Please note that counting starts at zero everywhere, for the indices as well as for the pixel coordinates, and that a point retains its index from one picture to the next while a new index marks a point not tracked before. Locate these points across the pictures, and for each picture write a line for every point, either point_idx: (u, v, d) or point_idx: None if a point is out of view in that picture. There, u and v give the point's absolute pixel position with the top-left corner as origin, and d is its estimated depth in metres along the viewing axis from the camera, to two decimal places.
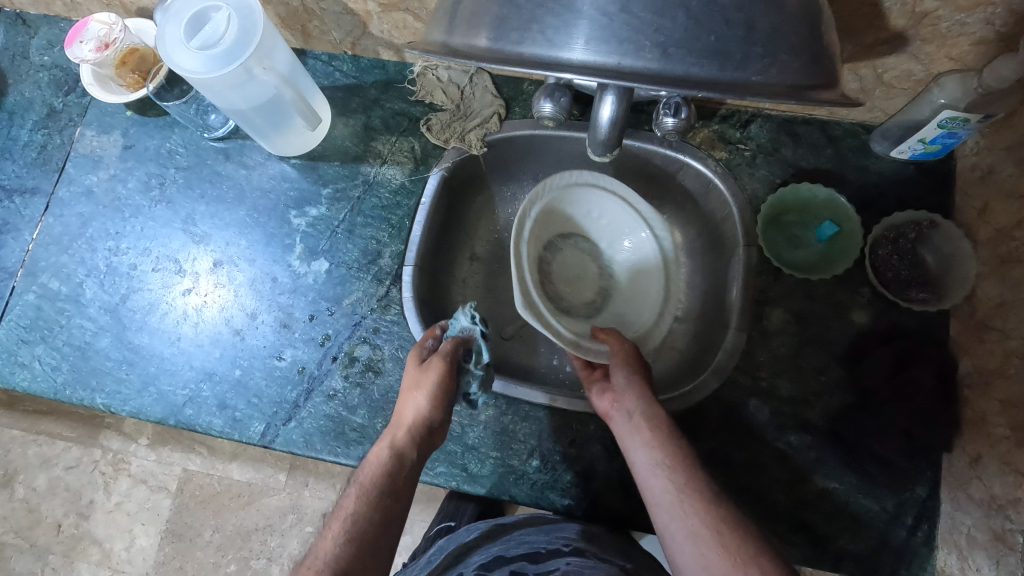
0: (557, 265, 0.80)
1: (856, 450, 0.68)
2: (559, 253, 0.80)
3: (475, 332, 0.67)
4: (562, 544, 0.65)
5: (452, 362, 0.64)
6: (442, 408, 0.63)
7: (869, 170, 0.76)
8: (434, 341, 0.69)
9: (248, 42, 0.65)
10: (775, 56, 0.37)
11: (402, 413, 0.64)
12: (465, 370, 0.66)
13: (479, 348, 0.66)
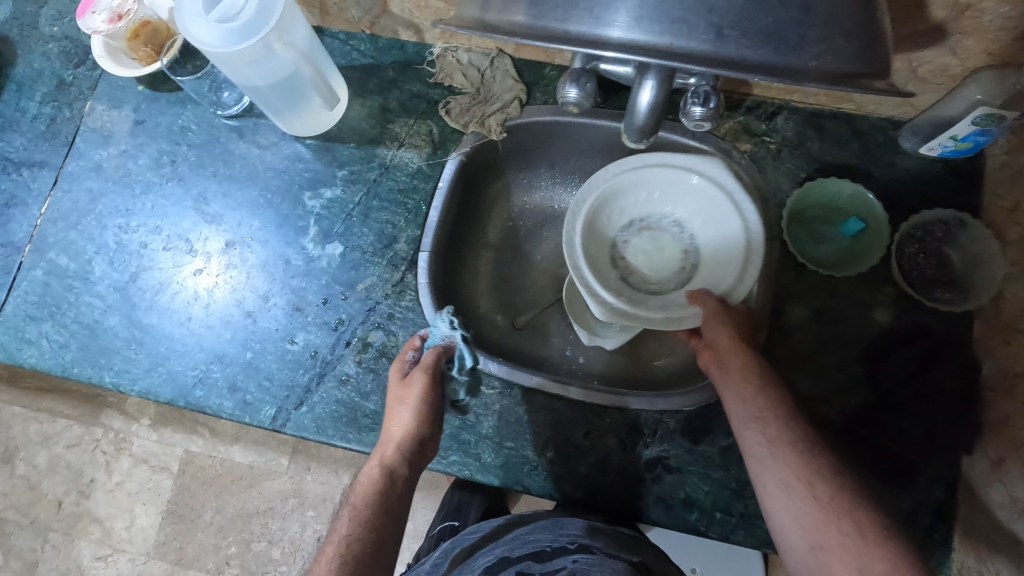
0: (637, 258, 0.75)
1: (875, 450, 0.67)
2: (638, 246, 0.75)
3: (456, 338, 0.70)
4: (569, 540, 0.72)
5: (435, 373, 0.66)
6: (430, 420, 0.65)
7: (896, 166, 0.75)
8: (415, 354, 0.71)
9: (269, 16, 0.63)
10: (832, 40, 0.35)
11: (389, 431, 0.65)
12: (448, 378, 0.68)
13: (460, 354, 0.69)
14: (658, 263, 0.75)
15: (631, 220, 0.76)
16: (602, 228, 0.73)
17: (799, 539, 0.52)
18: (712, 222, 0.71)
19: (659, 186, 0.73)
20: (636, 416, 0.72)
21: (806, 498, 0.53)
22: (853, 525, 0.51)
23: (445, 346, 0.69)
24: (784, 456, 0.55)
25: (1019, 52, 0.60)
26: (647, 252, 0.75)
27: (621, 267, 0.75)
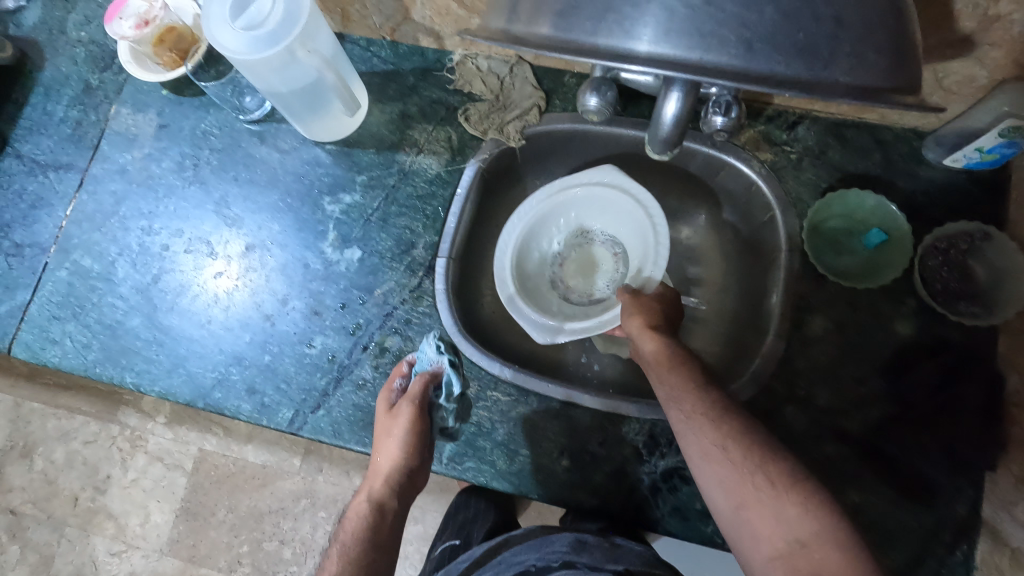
0: (575, 270, 0.86)
1: (895, 465, 0.67)
2: (573, 263, 0.86)
3: (443, 362, 0.70)
4: (555, 558, 0.72)
5: (422, 403, 0.67)
6: (419, 452, 0.67)
7: (919, 177, 0.74)
8: (402, 380, 0.72)
9: (293, 23, 0.63)
10: (863, 55, 0.35)
11: (379, 464, 0.67)
12: (437, 407, 0.70)
13: (448, 380, 0.70)
14: (597, 268, 0.85)
15: (560, 244, 0.86)
16: (545, 261, 0.85)
17: (726, 503, 0.54)
18: (620, 222, 0.82)
19: (573, 209, 0.83)
20: (653, 426, 0.71)
21: (721, 463, 0.54)
22: (764, 486, 0.52)
23: (433, 372, 0.70)
24: (701, 426, 0.57)
25: None
26: (583, 264, 0.86)
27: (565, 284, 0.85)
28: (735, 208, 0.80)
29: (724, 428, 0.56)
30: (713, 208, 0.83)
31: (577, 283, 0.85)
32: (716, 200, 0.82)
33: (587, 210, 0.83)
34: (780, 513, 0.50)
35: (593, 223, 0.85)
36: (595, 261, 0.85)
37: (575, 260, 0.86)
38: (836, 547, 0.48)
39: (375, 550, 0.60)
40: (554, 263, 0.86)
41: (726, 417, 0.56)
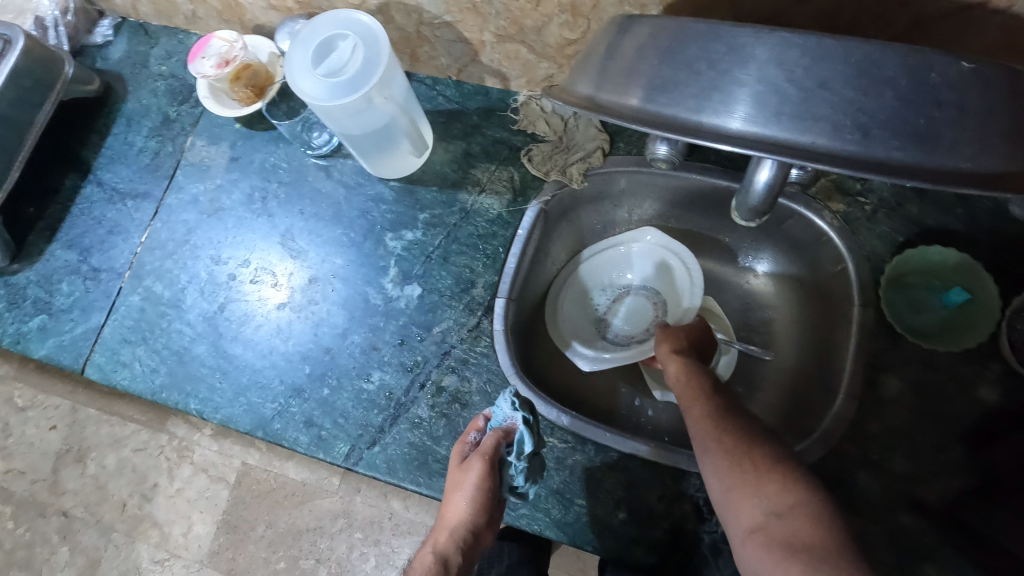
0: (624, 322, 0.87)
1: (981, 542, 0.62)
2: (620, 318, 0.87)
3: (517, 420, 0.68)
4: None
5: (493, 459, 0.66)
6: (486, 510, 0.66)
7: (1005, 233, 0.70)
8: (477, 436, 0.71)
9: (372, 71, 0.65)
10: (986, 141, 0.33)
11: (446, 516, 0.68)
12: (506, 462, 0.68)
13: (521, 438, 0.67)
14: (643, 315, 0.86)
15: (602, 307, 0.88)
16: (589, 321, 0.87)
17: (717, 488, 0.54)
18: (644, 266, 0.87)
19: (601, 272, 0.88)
20: None
21: (715, 452, 0.55)
22: (744, 466, 0.53)
23: (507, 429, 0.68)
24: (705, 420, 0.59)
25: None
26: (628, 316, 0.87)
27: (613, 334, 0.86)
28: (804, 256, 0.78)
29: (724, 423, 0.57)
30: (779, 255, 0.81)
31: (627, 330, 0.86)
32: (783, 247, 0.80)
33: (628, 260, 0.87)
34: (762, 490, 0.51)
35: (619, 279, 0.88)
36: (635, 308, 0.87)
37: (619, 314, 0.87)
38: (811, 520, 0.47)
39: None
40: (600, 323, 0.87)
41: (732, 418, 0.58)
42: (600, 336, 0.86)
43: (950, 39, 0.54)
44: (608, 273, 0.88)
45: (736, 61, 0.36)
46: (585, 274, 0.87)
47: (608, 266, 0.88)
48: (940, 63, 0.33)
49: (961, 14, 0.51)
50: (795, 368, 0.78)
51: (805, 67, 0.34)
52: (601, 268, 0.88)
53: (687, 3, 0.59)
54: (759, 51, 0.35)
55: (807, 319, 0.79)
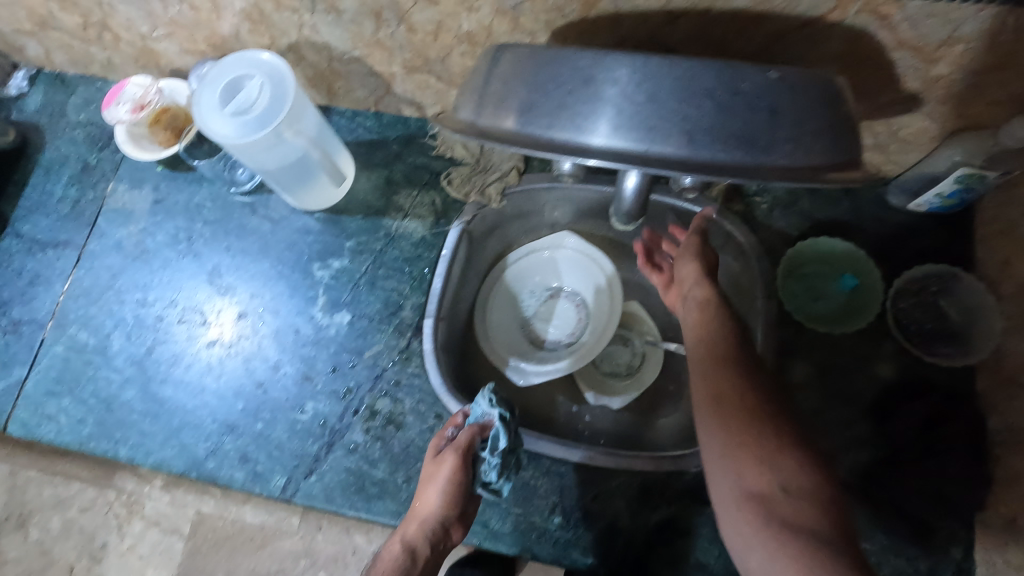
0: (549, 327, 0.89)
1: (888, 509, 0.66)
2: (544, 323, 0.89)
3: (494, 416, 0.67)
4: None
5: (468, 453, 0.66)
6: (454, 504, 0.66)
7: (885, 221, 0.77)
8: (454, 431, 0.71)
9: (281, 108, 0.68)
10: (798, 140, 0.38)
11: (417, 507, 0.67)
12: (480, 460, 0.68)
13: (495, 434, 0.67)
14: (569, 318, 0.89)
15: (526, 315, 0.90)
16: (515, 330, 0.89)
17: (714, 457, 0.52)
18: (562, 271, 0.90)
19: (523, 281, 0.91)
20: (642, 479, 0.72)
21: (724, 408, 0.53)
22: (753, 446, 0.50)
23: (483, 424, 0.68)
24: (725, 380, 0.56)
25: (996, 116, 0.62)
26: (552, 321, 0.89)
27: (540, 338, 0.89)
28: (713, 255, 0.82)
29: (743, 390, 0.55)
30: None
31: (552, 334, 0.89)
32: None
33: (552, 267, 0.90)
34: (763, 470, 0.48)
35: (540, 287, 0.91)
36: (558, 312, 0.90)
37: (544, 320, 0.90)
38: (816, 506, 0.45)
39: None
40: (526, 330, 0.89)
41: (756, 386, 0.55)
42: (527, 344, 0.88)
43: (804, 51, 0.60)
44: (534, 279, 0.91)
45: (579, 83, 0.40)
46: (508, 285, 0.90)
47: (534, 273, 0.91)
48: (750, 74, 0.37)
49: (806, 28, 0.57)
50: None
51: (636, 83, 0.38)
52: (522, 277, 0.90)
53: (570, 30, 0.63)
54: (597, 72, 0.39)
55: None
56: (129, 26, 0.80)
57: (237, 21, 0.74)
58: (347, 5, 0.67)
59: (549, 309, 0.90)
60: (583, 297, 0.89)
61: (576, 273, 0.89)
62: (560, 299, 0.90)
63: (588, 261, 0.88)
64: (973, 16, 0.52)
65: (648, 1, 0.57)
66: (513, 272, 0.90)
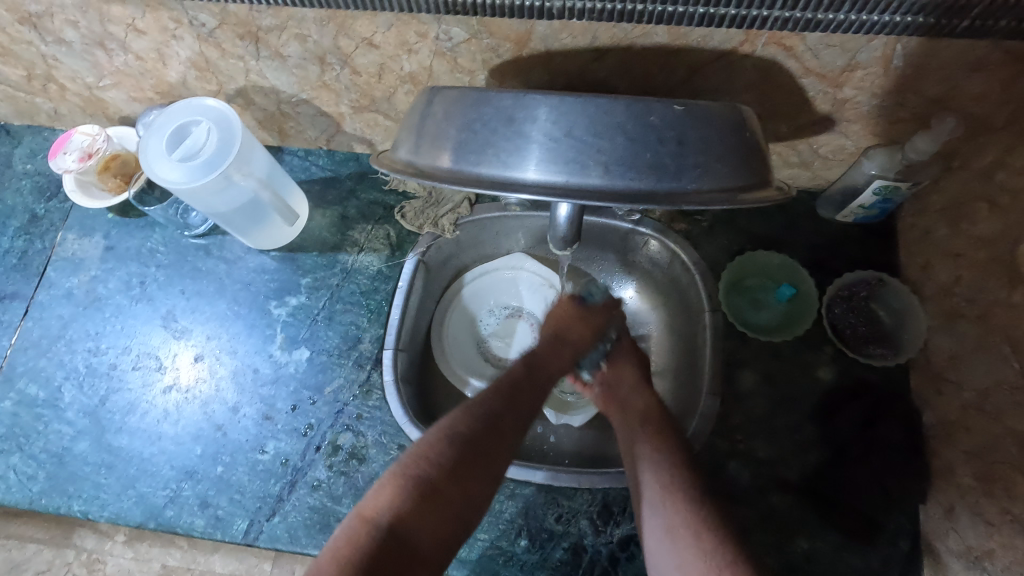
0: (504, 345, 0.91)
1: (837, 507, 0.69)
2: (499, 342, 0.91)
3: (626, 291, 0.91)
4: None
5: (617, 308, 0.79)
6: (529, 406, 0.65)
7: (818, 233, 0.82)
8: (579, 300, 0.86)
9: (229, 151, 0.69)
10: (706, 165, 0.42)
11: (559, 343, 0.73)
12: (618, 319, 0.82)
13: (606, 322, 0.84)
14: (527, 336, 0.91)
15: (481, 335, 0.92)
16: (473, 351, 0.90)
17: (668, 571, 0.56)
18: (514, 290, 0.93)
19: (476, 302, 0.92)
20: (604, 496, 0.73)
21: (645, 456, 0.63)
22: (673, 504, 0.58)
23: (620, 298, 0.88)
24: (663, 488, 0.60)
25: (902, 132, 0.68)
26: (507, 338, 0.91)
27: (496, 357, 0.90)
28: (662, 273, 0.86)
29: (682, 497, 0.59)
30: (641, 274, 0.89)
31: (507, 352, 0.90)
32: (644, 270, 0.88)
33: (512, 285, 0.93)
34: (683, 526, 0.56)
35: (492, 306, 0.93)
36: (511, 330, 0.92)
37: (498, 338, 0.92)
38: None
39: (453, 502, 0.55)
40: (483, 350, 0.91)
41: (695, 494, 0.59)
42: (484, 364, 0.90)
43: (723, 81, 0.64)
44: (493, 298, 0.93)
45: (503, 122, 0.42)
46: (463, 307, 0.91)
47: (493, 290, 0.93)
48: (658, 108, 0.41)
49: (722, 60, 0.61)
50: (671, 371, 0.85)
51: (553, 121, 0.41)
52: (475, 299, 0.92)
53: (506, 68, 0.66)
54: (518, 112, 0.42)
55: (673, 328, 0.86)
56: (75, 77, 0.81)
57: (184, 69, 0.76)
58: (291, 50, 0.69)
59: (507, 327, 0.92)
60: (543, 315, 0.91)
61: (529, 292, 0.92)
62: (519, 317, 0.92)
63: (541, 281, 0.91)
64: (866, 45, 0.57)
65: (576, 40, 0.61)
66: (472, 291, 0.92)
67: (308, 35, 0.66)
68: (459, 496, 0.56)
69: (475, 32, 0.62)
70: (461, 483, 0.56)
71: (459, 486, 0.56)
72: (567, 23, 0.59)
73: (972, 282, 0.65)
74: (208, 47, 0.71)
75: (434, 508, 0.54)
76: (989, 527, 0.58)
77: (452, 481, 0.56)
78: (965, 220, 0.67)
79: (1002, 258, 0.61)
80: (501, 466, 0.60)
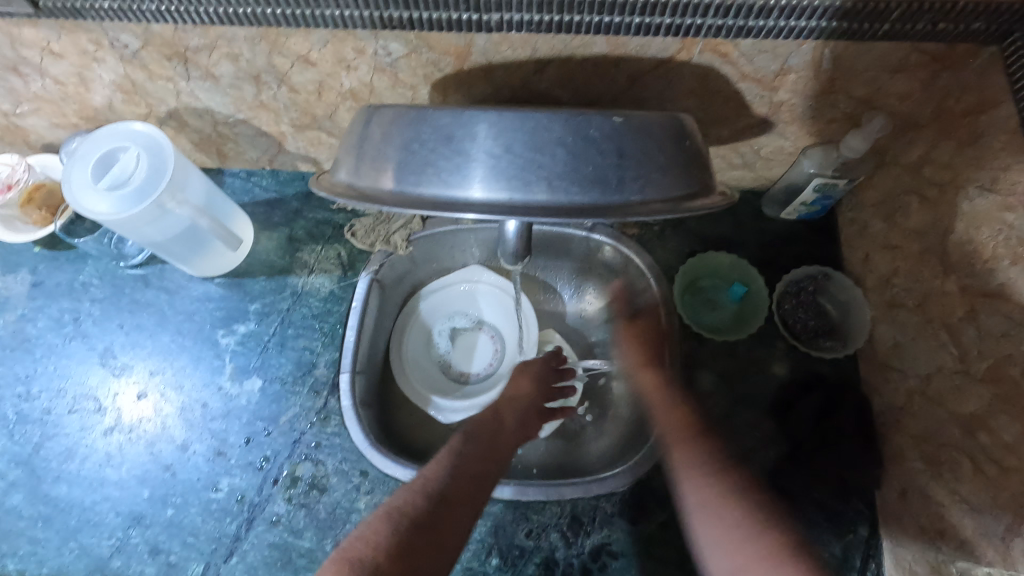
0: (466, 361, 0.89)
1: (799, 500, 0.70)
2: (460, 358, 0.90)
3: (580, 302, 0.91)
4: None
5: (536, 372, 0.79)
6: (481, 481, 0.63)
7: (764, 231, 0.84)
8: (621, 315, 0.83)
9: (161, 178, 0.66)
10: (649, 176, 0.42)
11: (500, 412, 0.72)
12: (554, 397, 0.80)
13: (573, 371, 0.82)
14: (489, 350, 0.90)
15: (442, 351, 0.90)
16: (434, 368, 0.89)
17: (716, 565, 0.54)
18: (472, 304, 0.91)
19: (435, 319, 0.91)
20: (574, 507, 0.73)
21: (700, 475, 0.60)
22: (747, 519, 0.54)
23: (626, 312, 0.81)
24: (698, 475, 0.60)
25: (835, 131, 0.70)
26: (467, 354, 0.90)
27: (458, 373, 0.89)
28: (618, 278, 0.86)
29: (713, 487, 0.58)
30: (598, 280, 0.89)
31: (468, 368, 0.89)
32: (601, 277, 0.88)
33: (471, 299, 0.91)
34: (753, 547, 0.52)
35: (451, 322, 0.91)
36: (472, 345, 0.90)
37: (460, 354, 0.90)
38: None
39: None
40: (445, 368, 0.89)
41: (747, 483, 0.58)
42: (445, 380, 0.88)
43: (664, 88, 0.65)
44: (452, 312, 0.92)
45: (441, 139, 0.42)
46: (421, 324, 0.90)
47: (451, 305, 0.91)
48: (597, 121, 0.40)
49: (661, 68, 0.62)
50: (633, 371, 0.85)
51: (493, 138, 0.40)
52: (434, 316, 0.91)
53: (449, 82, 0.66)
54: (456, 129, 0.41)
55: None
56: None
57: (109, 93, 0.72)
58: (223, 70, 0.66)
59: (469, 341, 0.91)
60: (504, 329, 0.90)
61: (488, 306, 0.91)
62: (479, 330, 0.91)
63: (500, 293, 0.90)
64: (796, 50, 0.59)
65: (516, 52, 0.61)
66: (430, 307, 0.90)
67: (240, 54, 0.64)
68: None
69: (414, 47, 0.61)
70: (409, 560, 0.54)
71: (405, 570, 0.54)
72: (505, 36, 0.58)
73: (908, 273, 0.68)
74: (133, 69, 0.67)
75: None
76: (939, 509, 0.61)
77: (398, 562, 0.54)
78: (898, 214, 0.70)
79: (934, 249, 0.64)
80: (452, 545, 0.58)
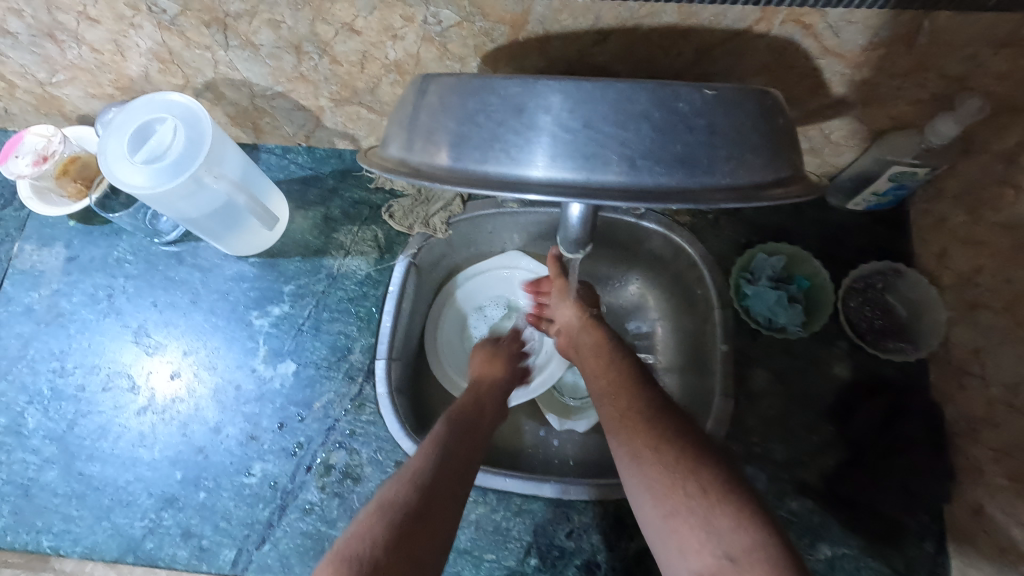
0: None
1: (860, 511, 0.66)
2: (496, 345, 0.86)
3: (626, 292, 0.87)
4: None
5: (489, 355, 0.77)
6: (468, 463, 0.58)
7: (828, 222, 0.79)
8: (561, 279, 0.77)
9: (197, 152, 0.63)
10: (741, 157, 0.37)
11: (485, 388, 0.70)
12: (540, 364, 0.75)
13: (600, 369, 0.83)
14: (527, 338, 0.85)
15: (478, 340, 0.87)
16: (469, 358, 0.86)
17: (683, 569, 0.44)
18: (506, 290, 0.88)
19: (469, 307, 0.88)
20: (618, 508, 0.69)
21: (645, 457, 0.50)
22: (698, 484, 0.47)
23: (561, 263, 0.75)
24: (635, 438, 0.52)
25: (920, 115, 0.64)
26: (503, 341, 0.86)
27: None
28: (667, 269, 0.81)
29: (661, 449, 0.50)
30: (645, 269, 0.84)
31: None
32: (647, 266, 0.84)
33: (508, 286, 0.88)
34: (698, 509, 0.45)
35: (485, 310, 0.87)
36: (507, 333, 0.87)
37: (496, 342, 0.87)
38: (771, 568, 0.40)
39: (426, 531, 0.48)
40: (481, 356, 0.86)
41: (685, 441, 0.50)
42: None
43: (734, 63, 0.60)
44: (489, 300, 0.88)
45: (509, 111, 0.37)
46: (454, 312, 0.87)
47: (488, 292, 0.88)
48: (686, 94, 0.36)
49: (734, 40, 0.57)
50: (680, 367, 0.81)
51: (570, 110, 0.36)
52: (467, 303, 0.87)
53: (500, 54, 0.61)
54: (527, 100, 0.37)
55: (681, 327, 0.82)
56: (24, 73, 0.73)
57: (145, 62, 0.69)
58: (263, 39, 0.63)
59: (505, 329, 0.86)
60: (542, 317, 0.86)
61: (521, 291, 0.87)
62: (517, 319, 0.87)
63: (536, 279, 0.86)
64: (889, 21, 0.53)
65: (576, 22, 0.56)
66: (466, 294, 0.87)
67: (281, 20, 0.60)
68: (426, 528, 0.48)
69: (467, 14, 0.57)
70: (427, 513, 0.49)
71: (405, 563, 0.45)
72: (567, 4, 0.54)
73: (995, 272, 0.62)
74: (171, 37, 0.64)
75: (405, 547, 0.46)
76: None
77: (417, 517, 0.49)
78: (985, 207, 0.64)
79: None
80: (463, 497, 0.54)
